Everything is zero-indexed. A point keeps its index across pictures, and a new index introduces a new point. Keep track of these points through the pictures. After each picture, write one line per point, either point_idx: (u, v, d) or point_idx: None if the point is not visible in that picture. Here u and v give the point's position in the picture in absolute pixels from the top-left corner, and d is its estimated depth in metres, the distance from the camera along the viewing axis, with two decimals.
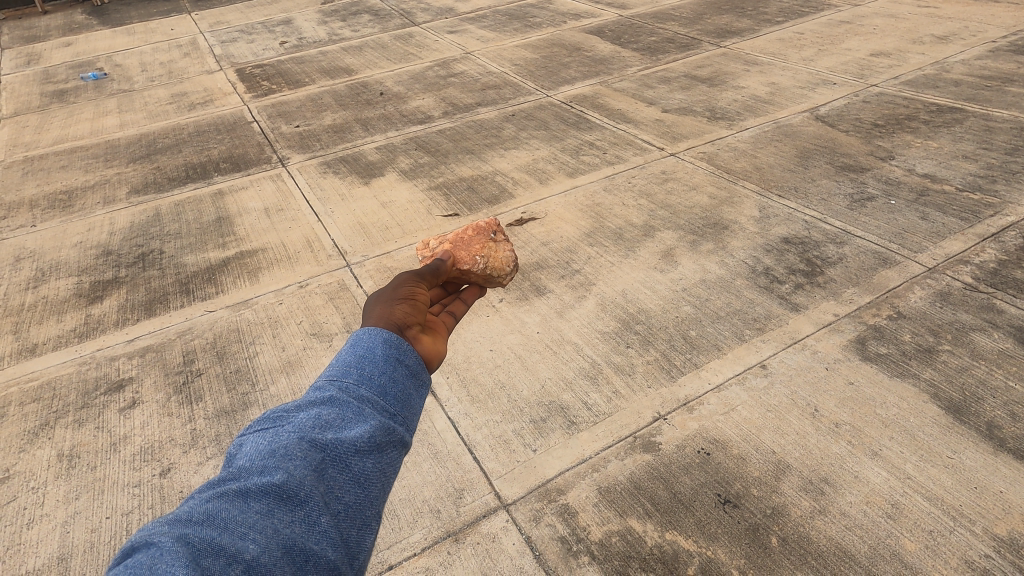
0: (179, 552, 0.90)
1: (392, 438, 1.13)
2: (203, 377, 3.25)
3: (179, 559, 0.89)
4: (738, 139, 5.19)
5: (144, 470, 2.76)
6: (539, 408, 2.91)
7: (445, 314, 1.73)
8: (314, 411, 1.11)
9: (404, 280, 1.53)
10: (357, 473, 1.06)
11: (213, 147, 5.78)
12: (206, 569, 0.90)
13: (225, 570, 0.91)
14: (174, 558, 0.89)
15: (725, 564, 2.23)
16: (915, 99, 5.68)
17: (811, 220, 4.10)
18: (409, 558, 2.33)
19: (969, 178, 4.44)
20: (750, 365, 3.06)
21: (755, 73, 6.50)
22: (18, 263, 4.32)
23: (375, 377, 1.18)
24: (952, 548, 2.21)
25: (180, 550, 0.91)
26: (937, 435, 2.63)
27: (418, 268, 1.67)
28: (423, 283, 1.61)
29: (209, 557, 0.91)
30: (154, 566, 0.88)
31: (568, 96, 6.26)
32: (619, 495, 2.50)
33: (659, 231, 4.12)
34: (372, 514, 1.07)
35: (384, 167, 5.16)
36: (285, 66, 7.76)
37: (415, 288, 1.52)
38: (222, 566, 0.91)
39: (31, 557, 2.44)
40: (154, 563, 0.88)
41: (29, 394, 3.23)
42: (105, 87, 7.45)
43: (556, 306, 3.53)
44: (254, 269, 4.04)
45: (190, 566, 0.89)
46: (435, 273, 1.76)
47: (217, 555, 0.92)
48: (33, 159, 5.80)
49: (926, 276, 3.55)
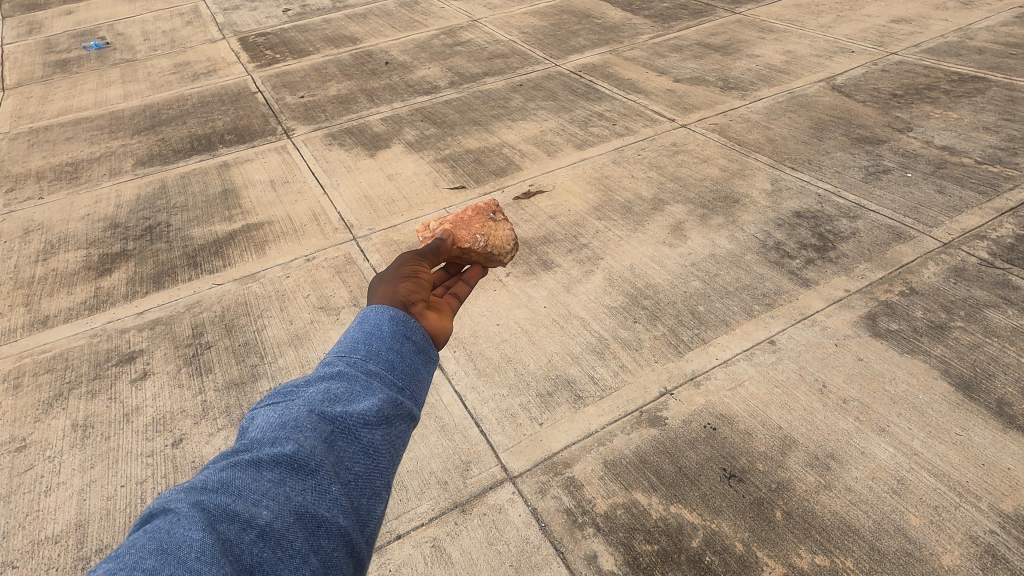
0: (196, 517, 0.90)
1: (400, 412, 1.13)
2: (212, 349, 3.27)
3: (197, 523, 0.90)
4: (751, 110, 5.06)
5: (157, 440, 2.81)
6: (545, 382, 2.92)
7: (449, 295, 1.70)
8: (323, 385, 1.11)
9: (407, 259, 1.51)
10: (366, 445, 1.06)
11: (217, 117, 5.71)
12: (223, 534, 0.91)
13: (241, 534, 0.92)
14: (192, 522, 0.90)
15: (729, 537, 2.25)
16: (936, 68, 5.50)
17: (825, 194, 4.03)
18: (418, 528, 2.37)
19: (988, 151, 4.32)
20: (759, 341, 3.04)
21: (771, 41, 6.31)
22: (27, 235, 4.33)
23: (383, 352, 1.18)
24: (956, 524, 2.22)
25: (197, 515, 0.91)
26: (946, 412, 2.61)
27: (420, 248, 1.65)
28: (425, 263, 1.58)
29: (224, 523, 0.92)
30: (172, 530, 0.88)
31: (577, 65, 6.12)
32: (624, 469, 2.52)
33: (668, 205, 4.06)
34: (381, 484, 1.07)
35: (390, 139, 5.09)
36: (289, 35, 7.61)
37: (418, 266, 1.51)
38: (237, 532, 0.92)
39: (50, 523, 2.51)
40: (172, 528, 0.89)
41: (43, 365, 3.28)
42: (108, 57, 7.35)
43: (563, 281, 3.51)
44: (261, 242, 4.04)
45: (207, 530, 0.89)
46: (434, 251, 1.74)
47: (233, 520, 0.92)
48: (38, 130, 5.76)
49: (941, 251, 3.49)
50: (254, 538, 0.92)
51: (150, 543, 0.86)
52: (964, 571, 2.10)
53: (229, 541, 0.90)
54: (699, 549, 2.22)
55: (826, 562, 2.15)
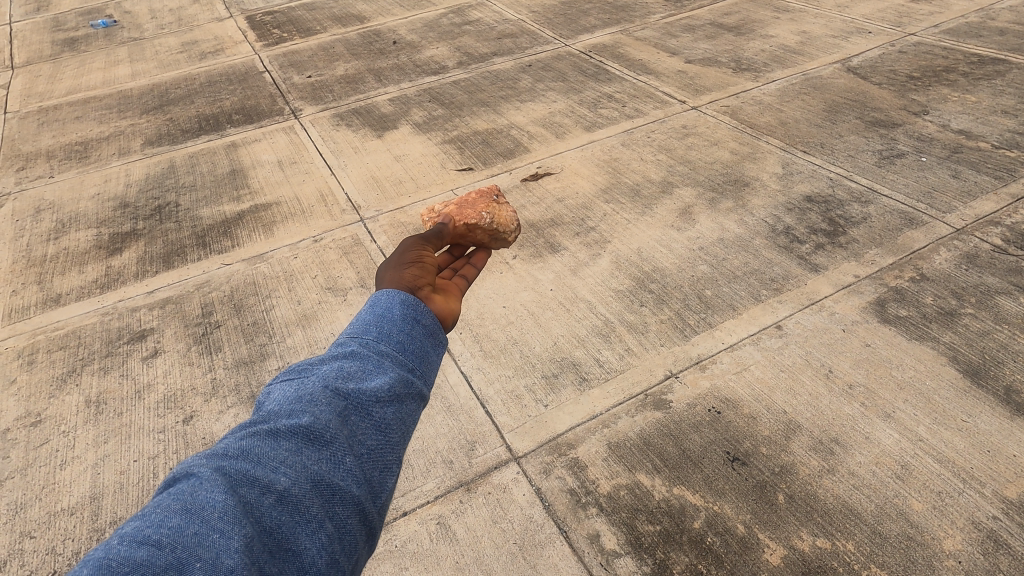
0: (218, 480, 0.93)
1: (410, 391, 1.15)
2: (222, 329, 3.31)
3: (218, 486, 0.91)
4: (764, 93, 4.97)
5: (168, 416, 2.86)
6: (551, 364, 2.93)
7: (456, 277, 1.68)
8: (336, 364, 1.12)
9: (411, 244, 1.51)
10: (379, 420, 1.07)
11: (226, 97, 5.70)
12: (243, 497, 0.92)
13: (260, 499, 0.93)
14: (214, 485, 0.92)
15: (731, 519, 2.27)
16: (955, 49, 5.38)
17: (837, 178, 3.98)
18: (423, 506, 2.42)
19: (1007, 135, 4.24)
20: (765, 326, 3.03)
21: (785, 21, 6.19)
22: (38, 214, 4.36)
23: (393, 333, 1.20)
24: (958, 509, 2.23)
25: (219, 479, 0.93)
26: (952, 399, 2.60)
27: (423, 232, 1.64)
28: (429, 247, 1.57)
29: (245, 487, 0.94)
30: (195, 492, 0.90)
31: (587, 45, 6.04)
32: (628, 450, 2.54)
33: (677, 187, 4.02)
34: (393, 458, 1.08)
35: (397, 120, 5.07)
36: (296, 13, 7.55)
37: (422, 251, 1.50)
38: (257, 495, 0.93)
39: (66, 496, 2.57)
40: (195, 491, 0.91)
41: (56, 342, 3.33)
42: (116, 35, 7.33)
43: (570, 264, 3.50)
44: (270, 222, 4.05)
45: (228, 492, 0.92)
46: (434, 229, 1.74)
47: (252, 485, 0.94)
48: (48, 109, 5.77)
49: (954, 237, 3.44)
50: (272, 502, 0.94)
51: (175, 505, 0.89)
52: (966, 555, 2.10)
53: (249, 504, 0.92)
54: (701, 530, 2.24)
55: (827, 544, 2.17)
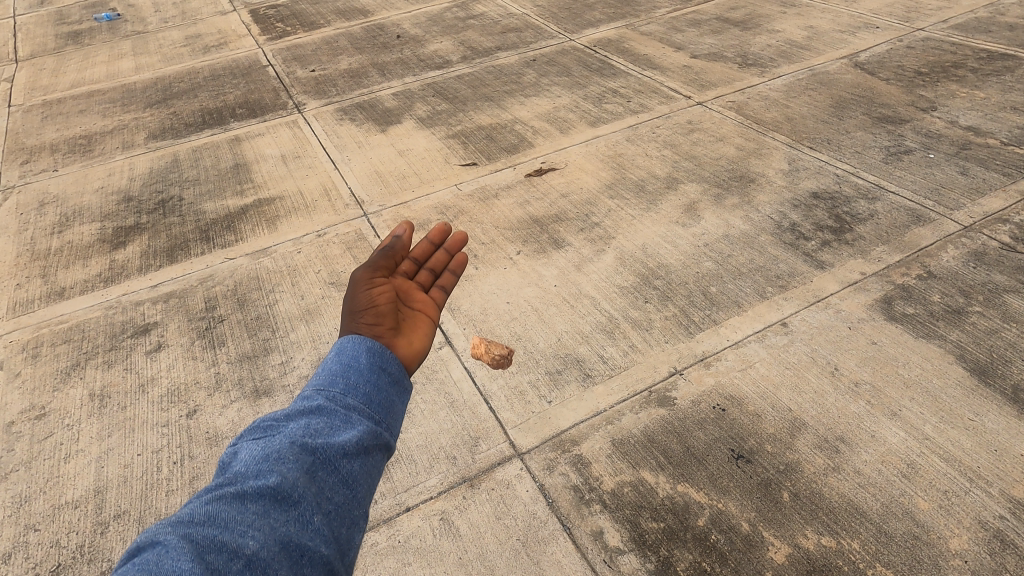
0: (184, 548, 0.94)
1: (377, 443, 1.20)
2: (225, 323, 3.31)
3: (184, 555, 0.93)
4: (770, 88, 4.93)
5: (172, 410, 2.86)
6: (555, 360, 2.92)
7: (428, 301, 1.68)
8: (302, 421, 1.17)
9: (362, 291, 1.53)
10: (345, 475, 1.12)
11: (229, 91, 5.69)
12: (211, 564, 0.94)
13: (228, 564, 0.95)
14: (180, 553, 0.93)
15: (735, 517, 2.26)
16: (964, 45, 5.33)
17: (843, 174, 3.94)
18: (426, 502, 2.41)
19: (1016, 132, 4.19)
20: (771, 323, 3.01)
21: (792, 15, 6.14)
22: (42, 208, 4.36)
23: (359, 386, 1.25)
24: (965, 509, 2.21)
25: (185, 546, 0.94)
26: (959, 397, 2.59)
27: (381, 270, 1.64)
28: (384, 289, 1.57)
29: (212, 553, 0.95)
30: (161, 561, 0.92)
31: (592, 40, 6.00)
32: (632, 447, 2.53)
33: (682, 183, 4.00)
34: (360, 514, 1.13)
35: (401, 114, 5.04)
36: (300, 7, 7.52)
37: (374, 300, 1.52)
38: (224, 561, 0.95)
39: (70, 489, 2.58)
40: (160, 559, 0.93)
41: (60, 336, 3.33)
42: (120, 29, 7.32)
43: (575, 260, 3.49)
44: (273, 217, 4.04)
45: (195, 561, 0.93)
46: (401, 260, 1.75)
47: (220, 551, 0.96)
48: (51, 103, 5.77)
49: (962, 234, 3.41)
50: (240, 568, 0.95)
51: (139, 574, 0.90)
52: (972, 555, 2.09)
53: (216, 571, 0.94)
54: (705, 528, 2.23)
55: (833, 543, 2.16)
